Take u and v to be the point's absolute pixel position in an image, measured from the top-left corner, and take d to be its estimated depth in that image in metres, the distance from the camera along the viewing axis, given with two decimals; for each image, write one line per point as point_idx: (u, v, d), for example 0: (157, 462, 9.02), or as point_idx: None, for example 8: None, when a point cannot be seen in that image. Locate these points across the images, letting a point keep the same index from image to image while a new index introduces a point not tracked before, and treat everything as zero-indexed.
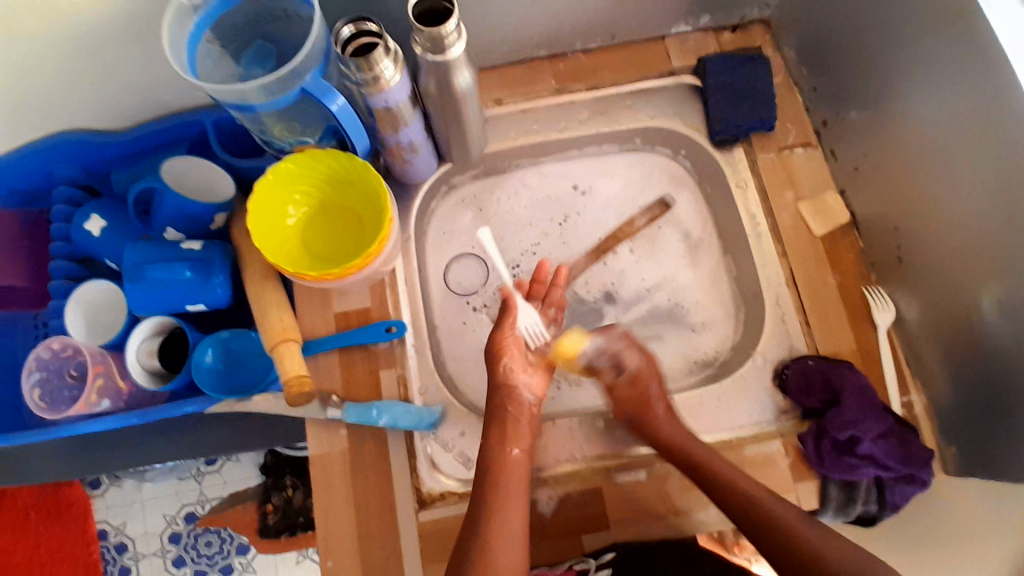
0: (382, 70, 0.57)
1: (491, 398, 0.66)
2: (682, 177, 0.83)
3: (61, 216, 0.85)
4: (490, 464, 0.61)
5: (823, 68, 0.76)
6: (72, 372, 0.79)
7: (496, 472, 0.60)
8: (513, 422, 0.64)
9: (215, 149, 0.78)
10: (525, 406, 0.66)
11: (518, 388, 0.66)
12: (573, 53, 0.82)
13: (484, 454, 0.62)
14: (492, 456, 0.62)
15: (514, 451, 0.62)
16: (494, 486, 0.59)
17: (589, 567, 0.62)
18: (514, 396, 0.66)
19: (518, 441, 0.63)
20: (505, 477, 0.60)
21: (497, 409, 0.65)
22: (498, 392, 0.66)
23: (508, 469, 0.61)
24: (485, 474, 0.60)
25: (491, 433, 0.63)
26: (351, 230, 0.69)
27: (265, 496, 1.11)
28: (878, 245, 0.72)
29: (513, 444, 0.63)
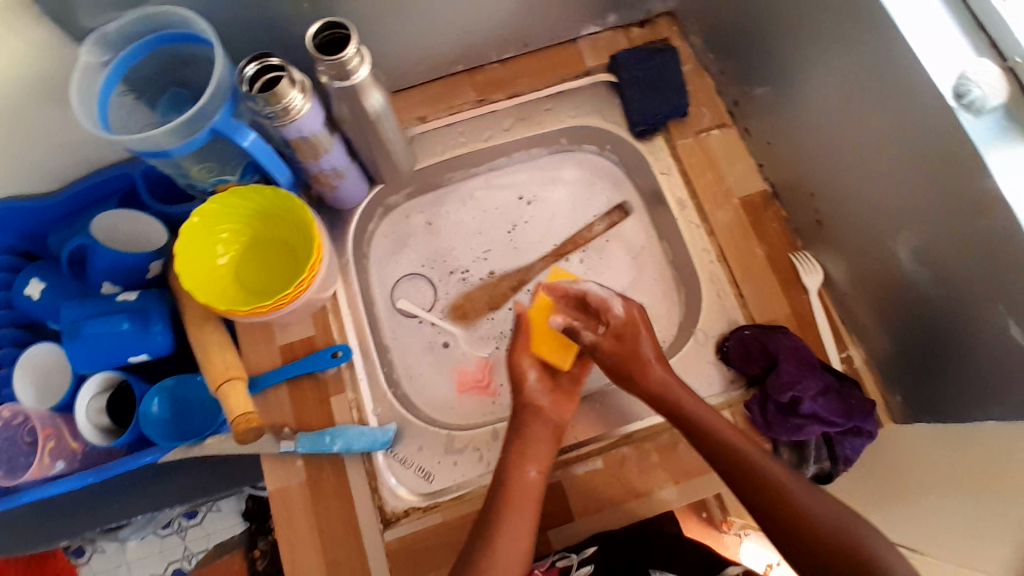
0: (291, 102, 0.59)
1: (514, 422, 0.67)
2: (611, 173, 0.85)
3: (2, 284, 0.84)
4: (506, 488, 0.61)
5: (727, 51, 0.79)
6: (25, 439, 0.77)
7: (511, 493, 0.60)
8: (532, 442, 0.65)
9: (145, 198, 0.78)
10: (550, 428, 0.66)
11: (544, 408, 0.68)
12: (489, 64, 0.83)
13: (505, 473, 0.62)
14: (505, 478, 0.62)
15: (532, 472, 0.62)
16: (507, 506, 0.59)
17: (572, 564, 0.64)
18: (540, 419, 0.66)
19: (532, 459, 0.63)
20: (514, 498, 0.60)
21: (518, 428, 0.66)
22: (519, 415, 0.67)
23: (516, 490, 0.60)
24: (499, 494, 0.60)
25: (509, 454, 0.64)
26: (286, 261, 0.70)
27: (251, 542, 1.14)
28: (800, 213, 0.74)
29: (524, 470, 0.62)
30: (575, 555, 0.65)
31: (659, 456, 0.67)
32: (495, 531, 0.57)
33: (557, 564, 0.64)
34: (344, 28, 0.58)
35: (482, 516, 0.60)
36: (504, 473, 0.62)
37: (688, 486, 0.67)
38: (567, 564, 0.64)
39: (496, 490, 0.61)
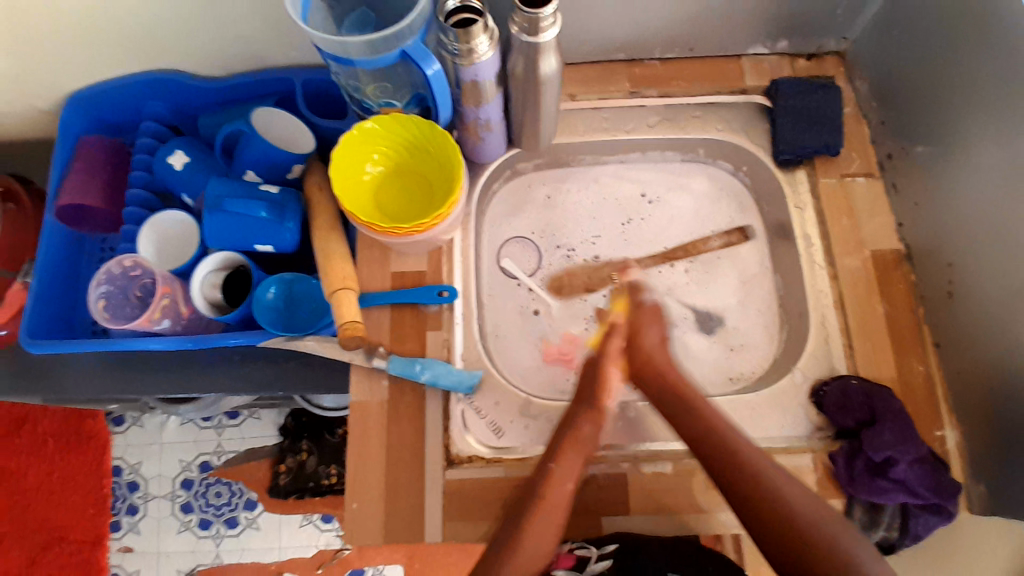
0: (477, 45, 0.61)
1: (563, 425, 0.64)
2: (740, 195, 0.85)
3: (145, 148, 0.89)
4: (541, 500, 0.59)
5: (894, 102, 0.78)
6: (138, 293, 0.83)
7: (545, 504, 0.59)
8: (570, 456, 0.62)
9: (302, 106, 0.83)
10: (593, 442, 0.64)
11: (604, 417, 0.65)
12: (651, 59, 0.85)
13: (544, 481, 0.60)
14: (545, 487, 0.60)
15: (569, 485, 0.61)
16: (541, 516, 0.59)
17: (589, 556, 0.64)
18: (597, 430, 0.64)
19: (569, 475, 0.61)
20: (550, 512, 0.59)
21: (570, 432, 0.64)
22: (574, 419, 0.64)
23: (553, 503, 0.59)
24: (534, 503, 0.59)
25: (551, 463, 0.61)
26: (422, 194, 0.73)
27: (281, 456, 1.24)
28: (929, 279, 0.73)
29: (563, 484, 0.61)
30: (596, 548, 0.64)
31: None
32: (516, 545, 0.57)
33: (574, 552, 0.65)
34: None
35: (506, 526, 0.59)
36: (542, 482, 0.60)
37: None
38: (584, 555, 0.64)
39: (533, 495, 0.60)
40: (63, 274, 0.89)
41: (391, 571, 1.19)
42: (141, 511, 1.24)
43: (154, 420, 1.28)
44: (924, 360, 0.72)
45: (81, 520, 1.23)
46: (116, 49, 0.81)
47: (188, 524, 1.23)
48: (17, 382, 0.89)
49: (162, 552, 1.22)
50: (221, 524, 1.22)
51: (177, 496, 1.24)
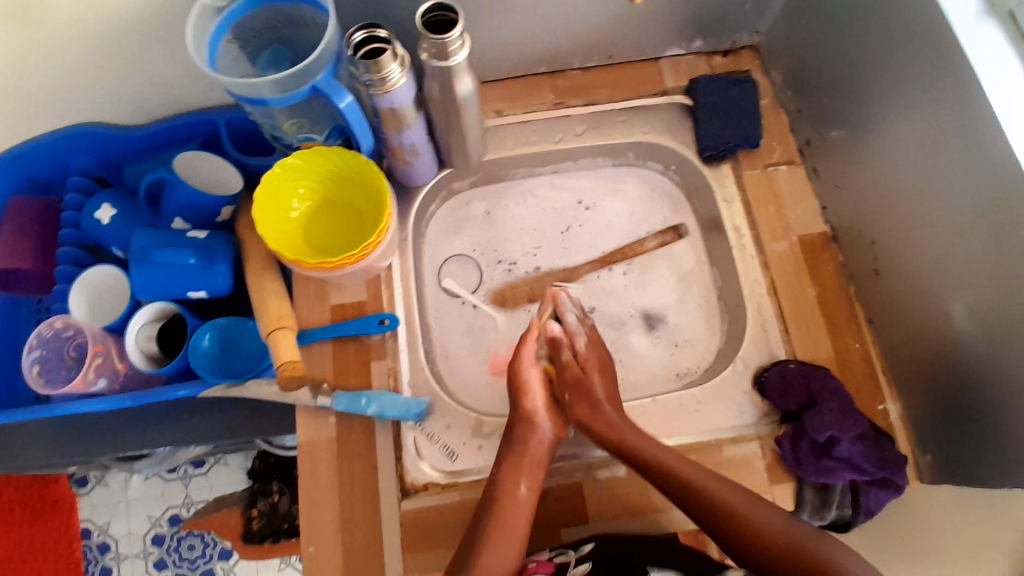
0: (388, 74, 0.61)
1: (510, 431, 0.67)
2: (673, 193, 0.86)
3: (73, 205, 0.87)
4: (498, 501, 0.62)
5: (807, 91, 0.80)
6: (72, 353, 0.80)
7: (502, 511, 0.61)
8: (515, 461, 0.64)
9: (226, 147, 0.82)
10: (542, 444, 0.67)
11: (540, 423, 0.68)
12: (571, 69, 0.86)
13: (495, 488, 0.63)
14: (498, 493, 0.63)
15: (522, 490, 0.63)
16: (500, 525, 0.60)
17: (569, 560, 0.61)
18: (536, 433, 0.67)
19: (518, 476, 0.64)
20: (506, 516, 0.61)
21: (514, 440, 0.66)
22: (516, 428, 0.67)
23: (508, 508, 0.62)
24: (493, 510, 0.61)
25: (495, 469, 0.65)
26: (351, 224, 0.72)
27: (251, 501, 1.21)
28: (857, 258, 0.75)
29: (513, 488, 0.63)
30: (572, 551, 0.63)
31: None
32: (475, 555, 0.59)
33: (553, 559, 0.62)
34: (451, 12, 0.61)
35: (468, 542, 0.60)
36: (495, 490, 0.63)
37: None
38: (562, 561, 0.62)
39: (489, 504, 0.62)
40: (0, 340, 0.87)
41: None
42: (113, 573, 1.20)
43: (118, 475, 1.24)
44: (859, 337, 0.73)
45: None
46: (23, 106, 0.78)
47: None
48: None
49: None
50: None
51: (149, 553, 1.20)
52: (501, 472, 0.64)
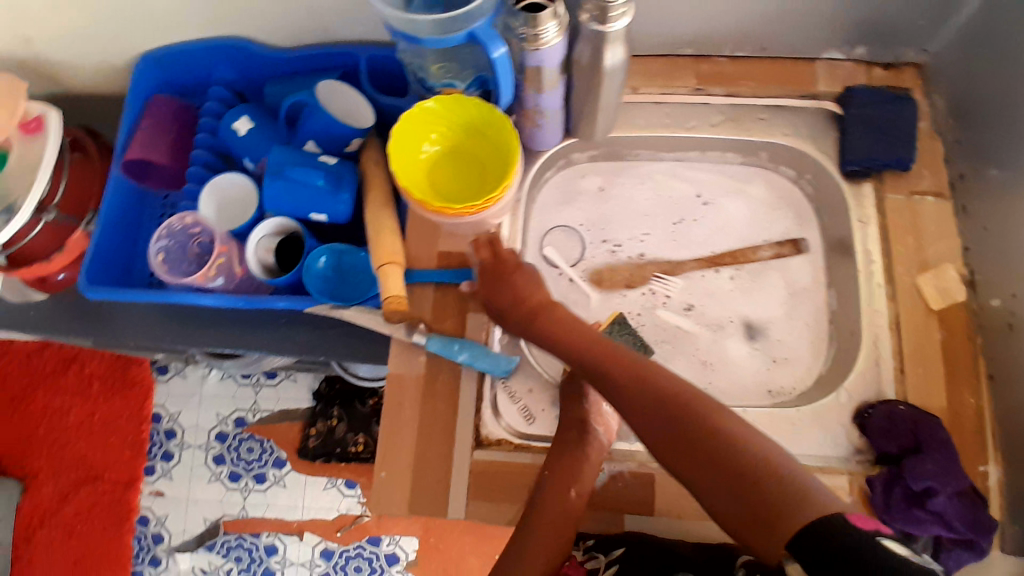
0: (545, 31, 0.60)
1: (562, 432, 0.67)
2: (800, 204, 0.82)
3: (212, 113, 0.91)
4: (544, 504, 0.64)
5: (974, 120, 0.74)
6: (195, 250, 0.85)
7: (546, 515, 0.63)
8: (566, 466, 0.65)
9: (364, 81, 0.84)
10: (595, 450, 0.66)
11: (593, 429, 0.67)
12: (719, 56, 0.83)
13: (542, 489, 0.65)
14: (545, 495, 0.64)
15: (570, 493, 0.64)
16: (543, 530, 0.63)
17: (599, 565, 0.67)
18: (594, 441, 0.66)
19: (567, 479, 0.64)
20: (550, 519, 0.63)
21: (567, 442, 0.66)
22: (569, 433, 0.66)
23: (554, 511, 0.63)
24: (538, 512, 0.64)
25: (544, 470, 0.66)
26: (475, 176, 0.73)
27: (312, 420, 1.27)
28: (992, 308, 0.70)
29: (561, 492, 0.64)
30: (602, 555, 0.67)
31: None
32: (519, 552, 0.63)
33: (585, 563, 0.67)
34: None
35: (516, 536, 0.64)
36: (543, 491, 0.65)
37: None
38: (594, 566, 0.67)
39: (534, 504, 0.64)
40: (125, 226, 0.93)
41: (407, 542, 1.22)
42: (176, 458, 1.29)
43: (194, 371, 1.33)
44: (977, 393, 0.69)
45: (119, 461, 1.30)
46: (192, 9, 0.82)
47: (219, 475, 1.27)
48: (73, 321, 0.95)
49: (192, 498, 1.27)
50: (250, 479, 1.27)
51: (211, 447, 1.29)
52: (549, 474, 0.65)
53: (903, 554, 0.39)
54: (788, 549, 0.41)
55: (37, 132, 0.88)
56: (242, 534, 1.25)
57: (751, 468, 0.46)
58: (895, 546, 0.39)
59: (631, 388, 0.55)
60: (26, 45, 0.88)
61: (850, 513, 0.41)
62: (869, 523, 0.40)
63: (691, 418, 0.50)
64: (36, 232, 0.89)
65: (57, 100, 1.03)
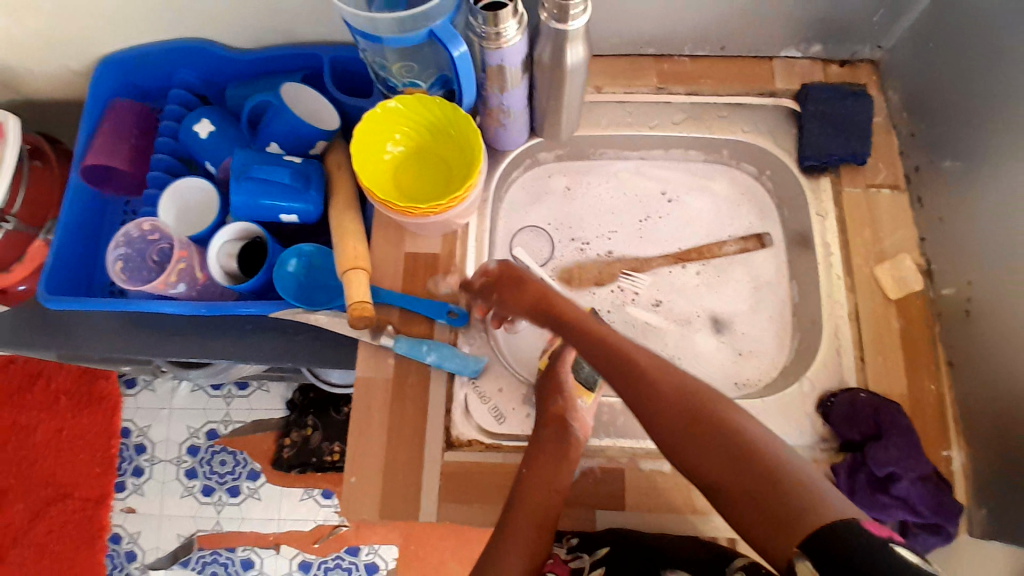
0: (506, 29, 0.60)
1: (539, 430, 0.66)
2: (762, 199, 0.84)
3: (174, 116, 0.90)
4: (521, 498, 0.60)
5: (924, 115, 0.76)
6: (155, 257, 0.83)
7: (523, 509, 0.59)
8: (544, 458, 0.63)
9: (328, 85, 0.84)
10: (573, 446, 0.65)
11: (569, 424, 0.66)
12: (681, 56, 0.84)
13: (519, 484, 0.62)
14: (524, 488, 0.61)
15: (549, 488, 0.61)
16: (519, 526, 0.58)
17: (583, 566, 0.61)
18: (567, 433, 0.65)
19: (546, 475, 0.62)
20: (531, 512, 0.59)
21: (543, 438, 0.65)
22: (545, 429, 0.65)
23: (536, 504, 0.60)
24: (515, 506, 0.60)
25: (523, 467, 0.63)
26: (440, 177, 0.72)
27: (286, 430, 1.26)
28: (946, 296, 0.72)
29: (542, 485, 0.61)
30: (586, 556, 0.62)
31: None
32: (495, 550, 0.57)
33: (568, 563, 0.62)
34: None
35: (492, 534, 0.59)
36: (519, 486, 0.61)
37: None
38: (578, 566, 0.61)
39: (511, 500, 0.61)
40: (84, 232, 0.91)
41: (386, 550, 1.21)
42: (146, 474, 1.26)
43: (163, 384, 1.30)
44: (935, 379, 0.70)
45: (87, 478, 1.27)
46: (150, 13, 0.81)
47: (191, 490, 1.25)
48: (32, 333, 0.92)
49: (164, 515, 1.24)
50: (223, 492, 1.24)
51: (183, 461, 1.26)
52: (526, 471, 0.63)
53: (914, 560, 0.39)
54: (799, 547, 0.40)
55: None
56: (217, 549, 1.22)
57: (760, 464, 0.44)
58: (908, 554, 0.39)
59: (631, 376, 0.52)
60: None
61: (862, 519, 0.40)
62: (881, 530, 0.40)
63: (699, 407, 0.48)
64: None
65: (13, 109, 1.00)
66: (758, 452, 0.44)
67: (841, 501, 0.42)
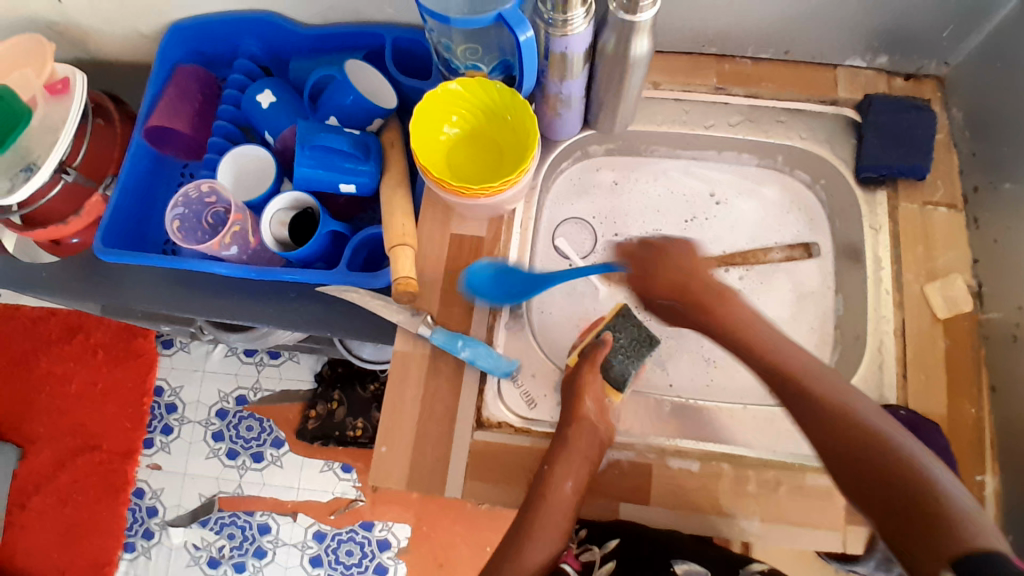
0: (575, 16, 0.60)
1: (561, 425, 0.67)
2: (812, 208, 0.82)
3: (236, 85, 0.92)
4: (542, 494, 0.64)
5: (991, 135, 0.74)
6: (209, 220, 0.86)
7: (545, 505, 0.63)
8: (564, 459, 0.65)
9: (388, 62, 0.85)
10: (596, 443, 0.66)
11: (592, 423, 0.66)
12: (742, 57, 0.83)
13: (541, 480, 0.65)
14: (543, 489, 0.64)
15: (567, 485, 0.64)
16: (537, 523, 0.63)
17: (594, 559, 0.64)
18: (587, 432, 0.66)
19: (567, 472, 0.64)
20: (548, 512, 0.63)
21: (563, 435, 0.66)
22: (568, 427, 0.66)
23: (553, 503, 0.63)
24: (535, 503, 0.64)
25: (545, 465, 0.65)
26: (493, 161, 0.73)
27: (312, 402, 1.28)
28: (997, 321, 0.70)
29: (561, 485, 0.64)
30: (598, 548, 0.65)
31: (754, 486, 0.67)
32: (516, 542, 0.63)
33: (579, 557, 0.65)
34: None
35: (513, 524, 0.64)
36: (540, 482, 0.65)
37: (772, 525, 0.66)
38: (588, 560, 0.64)
39: (532, 495, 0.64)
40: (142, 192, 0.94)
41: (398, 529, 1.22)
42: (174, 432, 1.30)
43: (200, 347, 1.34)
44: (977, 403, 0.69)
45: (119, 431, 1.31)
46: None
47: (216, 452, 1.28)
48: (83, 285, 0.95)
49: (189, 474, 1.28)
50: (247, 457, 1.28)
51: (210, 424, 1.30)
52: (546, 467, 0.65)
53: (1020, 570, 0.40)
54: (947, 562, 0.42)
55: (62, 95, 0.89)
56: (237, 511, 1.25)
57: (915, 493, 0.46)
58: None
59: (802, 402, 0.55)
60: (57, 8, 0.89)
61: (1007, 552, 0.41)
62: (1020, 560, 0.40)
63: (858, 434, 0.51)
64: (55, 192, 0.90)
65: (81, 66, 1.04)
66: (911, 481, 0.47)
67: (979, 524, 0.43)
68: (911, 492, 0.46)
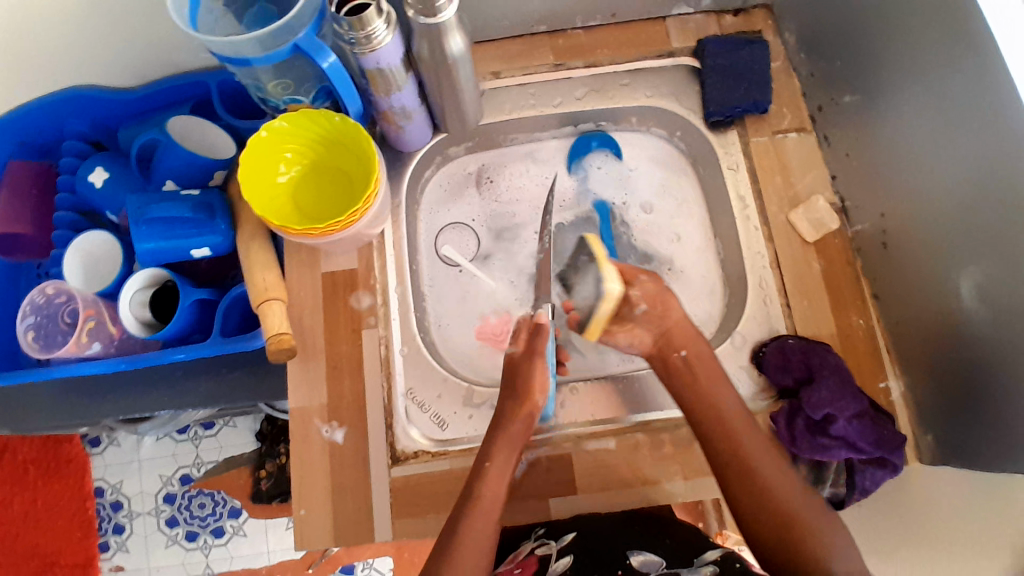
0: (374, 31, 0.58)
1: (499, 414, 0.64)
2: (678, 160, 0.83)
3: (68, 168, 0.86)
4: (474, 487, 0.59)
5: (821, 52, 0.76)
6: (66, 320, 0.79)
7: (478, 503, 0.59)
8: (502, 453, 0.62)
9: (219, 111, 0.81)
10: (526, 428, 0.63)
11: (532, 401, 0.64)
12: (573, 29, 0.82)
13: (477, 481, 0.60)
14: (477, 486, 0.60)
15: (491, 466, 0.61)
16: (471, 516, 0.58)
17: (550, 553, 0.62)
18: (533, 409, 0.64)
19: (505, 468, 0.61)
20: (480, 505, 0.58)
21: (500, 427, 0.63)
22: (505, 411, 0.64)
23: (481, 506, 0.58)
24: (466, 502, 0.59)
25: (486, 461, 0.61)
26: (342, 189, 0.70)
27: (260, 462, 1.22)
28: (863, 231, 0.71)
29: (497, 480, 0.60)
30: (554, 542, 0.62)
31: (673, 449, 0.67)
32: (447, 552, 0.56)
33: (536, 552, 0.63)
34: None
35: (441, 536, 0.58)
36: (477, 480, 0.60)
37: (696, 481, 0.67)
38: (545, 554, 0.62)
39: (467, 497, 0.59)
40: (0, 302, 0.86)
41: (380, 563, 1.18)
42: (127, 529, 1.22)
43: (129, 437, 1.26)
44: (864, 314, 0.71)
45: (68, 543, 1.22)
46: (16, 65, 0.78)
47: (175, 538, 1.22)
48: None
49: (152, 567, 1.21)
50: (208, 534, 1.21)
51: (161, 511, 1.22)
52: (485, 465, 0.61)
53: None
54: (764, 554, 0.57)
55: None
56: None
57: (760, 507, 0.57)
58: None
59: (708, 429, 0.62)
60: None
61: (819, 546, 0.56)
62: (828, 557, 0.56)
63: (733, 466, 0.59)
64: None
65: None
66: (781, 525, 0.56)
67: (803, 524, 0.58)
68: (766, 506, 0.57)
